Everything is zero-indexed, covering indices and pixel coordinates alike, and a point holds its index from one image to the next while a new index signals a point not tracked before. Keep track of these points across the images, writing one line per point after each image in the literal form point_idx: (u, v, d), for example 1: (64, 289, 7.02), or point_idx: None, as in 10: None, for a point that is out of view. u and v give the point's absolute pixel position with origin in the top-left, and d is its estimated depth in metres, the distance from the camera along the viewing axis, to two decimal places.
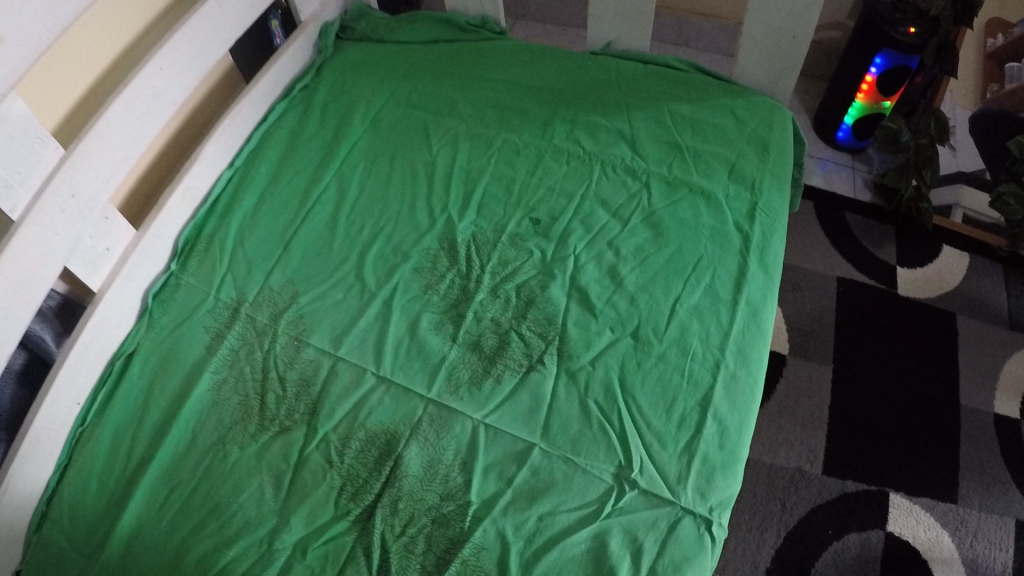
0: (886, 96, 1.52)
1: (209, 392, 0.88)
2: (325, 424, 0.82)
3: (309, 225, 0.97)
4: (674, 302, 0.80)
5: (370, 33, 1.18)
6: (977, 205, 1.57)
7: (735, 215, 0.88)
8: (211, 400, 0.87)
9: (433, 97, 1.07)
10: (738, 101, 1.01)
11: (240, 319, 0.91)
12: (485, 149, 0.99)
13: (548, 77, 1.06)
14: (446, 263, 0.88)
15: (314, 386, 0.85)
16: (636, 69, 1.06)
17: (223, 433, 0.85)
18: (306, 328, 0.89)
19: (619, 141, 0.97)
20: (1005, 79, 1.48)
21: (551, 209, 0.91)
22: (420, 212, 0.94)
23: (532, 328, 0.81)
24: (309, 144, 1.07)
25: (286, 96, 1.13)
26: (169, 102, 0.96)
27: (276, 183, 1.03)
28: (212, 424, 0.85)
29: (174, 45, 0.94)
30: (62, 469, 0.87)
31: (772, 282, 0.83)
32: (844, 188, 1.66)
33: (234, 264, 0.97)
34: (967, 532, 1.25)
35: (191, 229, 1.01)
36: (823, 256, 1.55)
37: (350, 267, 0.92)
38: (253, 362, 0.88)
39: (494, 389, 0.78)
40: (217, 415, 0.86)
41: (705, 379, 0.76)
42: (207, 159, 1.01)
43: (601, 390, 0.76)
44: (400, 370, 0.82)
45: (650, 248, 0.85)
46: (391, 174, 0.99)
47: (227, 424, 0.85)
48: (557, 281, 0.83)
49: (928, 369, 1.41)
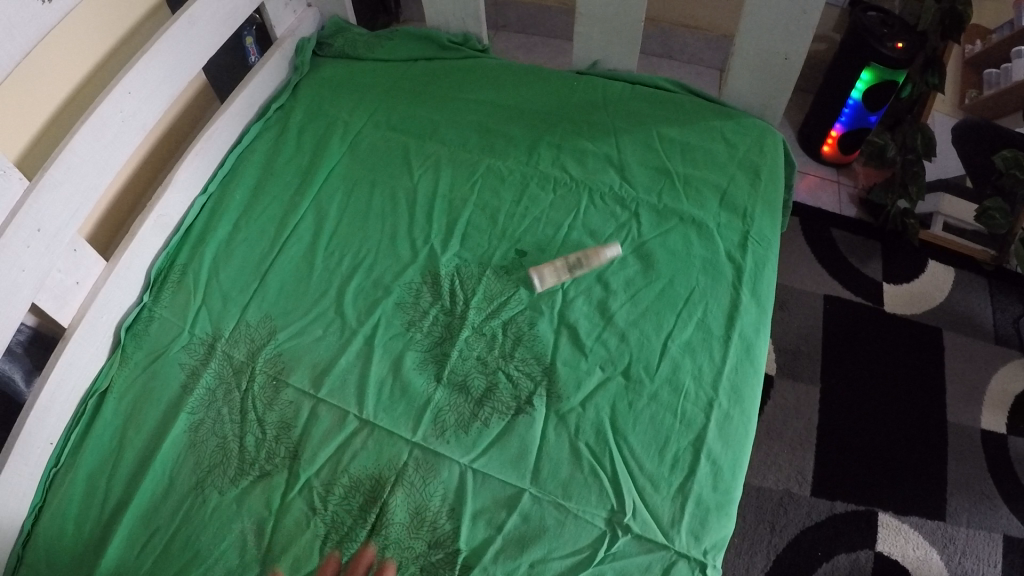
0: (871, 112, 1.52)
1: (185, 434, 0.84)
2: (307, 469, 0.79)
3: (286, 256, 0.94)
4: (665, 339, 0.78)
5: (348, 50, 1.15)
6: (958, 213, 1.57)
7: (727, 245, 0.87)
8: (187, 443, 0.83)
9: (415, 119, 1.04)
10: (727, 123, 0.99)
11: (216, 356, 0.88)
12: (468, 175, 0.96)
13: (533, 99, 1.04)
14: (429, 298, 0.85)
15: (294, 429, 0.82)
16: (622, 90, 1.04)
17: (201, 477, 0.81)
18: (285, 367, 0.85)
19: (606, 167, 0.95)
20: (983, 86, 1.49)
21: (538, 240, 0.88)
22: (400, 244, 0.90)
23: (519, 368, 0.78)
24: (285, 170, 1.03)
25: (261, 118, 1.09)
26: (139, 127, 0.92)
27: (252, 211, 1.00)
28: (189, 468, 0.82)
29: (144, 67, 0.90)
30: (35, 513, 0.83)
31: (765, 314, 0.82)
32: (828, 202, 1.67)
33: (209, 297, 0.93)
34: (955, 549, 1.25)
35: (164, 258, 0.97)
36: (809, 273, 1.56)
37: (329, 301, 0.89)
38: (231, 403, 0.85)
39: (481, 433, 0.75)
40: (195, 458, 0.82)
41: (698, 418, 0.74)
42: (179, 185, 0.98)
43: (592, 433, 0.73)
44: (384, 413, 0.79)
45: (640, 281, 0.83)
46: (371, 203, 0.96)
47: (205, 468, 0.81)
48: (545, 317, 0.81)
49: (914, 386, 1.42)
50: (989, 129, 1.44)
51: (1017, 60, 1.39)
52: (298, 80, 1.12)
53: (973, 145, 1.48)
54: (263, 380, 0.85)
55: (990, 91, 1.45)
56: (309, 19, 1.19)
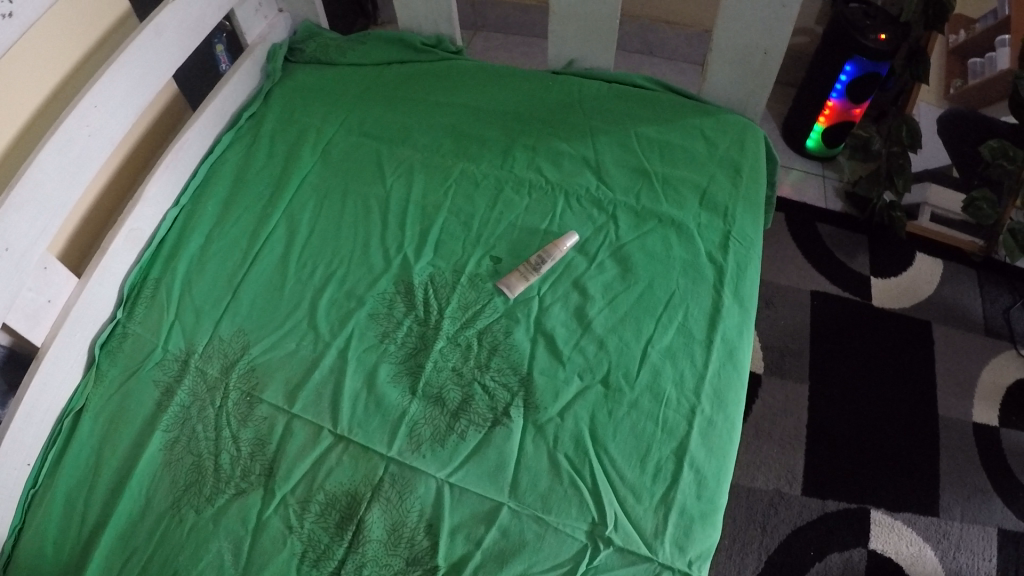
0: (855, 106, 1.52)
1: (160, 453, 0.81)
2: (282, 487, 0.76)
3: (259, 267, 0.91)
4: (646, 344, 0.76)
5: (318, 55, 1.12)
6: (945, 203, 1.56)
7: (708, 246, 0.85)
8: (162, 462, 0.81)
9: (388, 124, 1.02)
10: (706, 120, 0.98)
11: (190, 373, 0.85)
12: (442, 180, 0.94)
13: (508, 101, 1.02)
14: (402, 308, 0.82)
15: (269, 446, 0.79)
16: (599, 89, 1.02)
17: (177, 497, 0.78)
18: (259, 382, 0.83)
19: (583, 169, 0.93)
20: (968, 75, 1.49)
21: (514, 245, 0.86)
22: (374, 253, 0.88)
23: (496, 378, 0.75)
24: (257, 179, 1.01)
25: (233, 127, 1.07)
26: (107, 140, 0.89)
27: (224, 223, 0.97)
28: (165, 488, 0.79)
29: (110, 79, 0.87)
30: (16, 535, 0.81)
31: (747, 316, 0.80)
32: (814, 196, 1.66)
33: (182, 311, 0.90)
34: (949, 544, 1.24)
35: (137, 273, 0.95)
36: (796, 269, 1.55)
37: (302, 314, 0.86)
38: (205, 420, 0.82)
39: (457, 446, 0.73)
40: (170, 478, 0.80)
41: (680, 426, 0.71)
42: (150, 198, 0.95)
43: (572, 443, 0.71)
44: (358, 428, 0.77)
45: (619, 286, 0.81)
46: (344, 211, 0.94)
47: (181, 486, 0.79)
48: (521, 325, 0.78)
49: (904, 381, 1.41)
50: (979, 121, 1.43)
51: (1000, 49, 1.37)
52: (270, 87, 1.10)
53: (960, 137, 1.48)
54: (237, 396, 0.82)
55: (976, 80, 1.45)
56: (281, 25, 1.17)
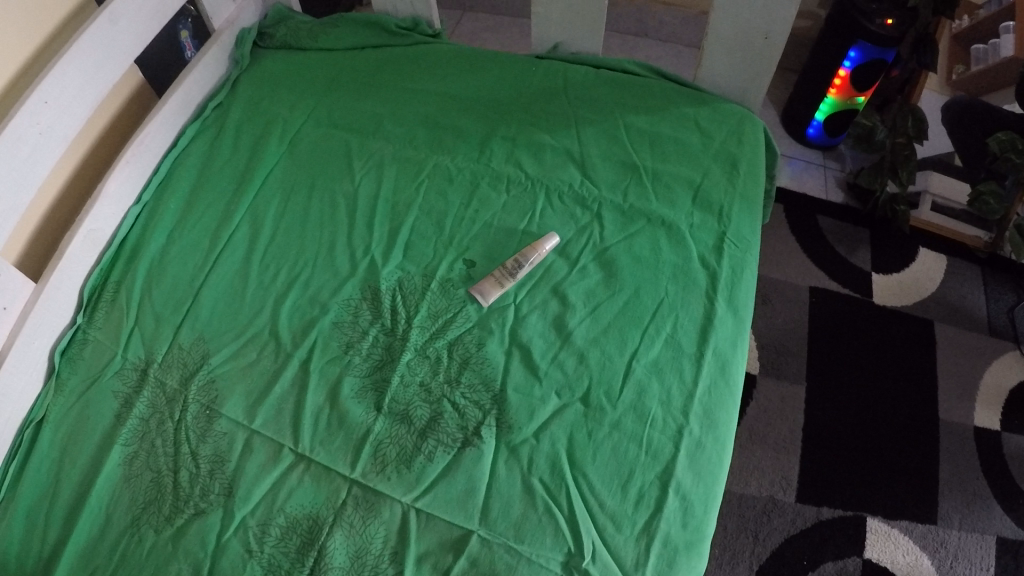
0: (860, 91, 1.44)
1: (119, 468, 0.75)
2: (241, 508, 0.70)
3: (222, 267, 0.84)
4: (630, 358, 0.70)
5: (291, 40, 1.04)
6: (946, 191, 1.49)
7: (701, 249, 0.79)
8: (121, 478, 0.74)
9: (359, 114, 0.94)
10: (702, 110, 0.91)
11: (149, 384, 0.78)
12: (413, 175, 0.87)
13: (488, 88, 0.95)
14: (368, 316, 0.76)
15: (228, 464, 0.72)
16: (586, 76, 0.95)
17: (137, 515, 0.72)
18: (218, 395, 0.76)
19: (567, 163, 0.86)
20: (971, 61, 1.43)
21: (489, 246, 0.80)
22: (339, 255, 0.81)
23: (466, 395, 0.69)
24: (221, 174, 0.93)
25: (197, 118, 0.99)
26: (61, 138, 0.82)
27: (186, 220, 0.90)
28: (124, 506, 0.73)
29: (61, 72, 0.79)
30: None
31: (741, 326, 0.74)
32: (814, 187, 1.59)
33: (142, 317, 0.83)
34: (947, 553, 1.20)
35: (98, 275, 0.87)
36: (796, 266, 1.49)
37: (264, 321, 0.79)
38: (164, 434, 0.75)
39: (425, 468, 0.67)
40: (130, 495, 0.73)
41: (666, 449, 0.66)
42: (110, 196, 0.87)
43: (547, 467, 0.65)
44: (320, 447, 0.70)
45: (602, 293, 0.75)
46: (309, 208, 0.87)
47: (141, 504, 0.73)
48: (494, 336, 0.72)
49: (905, 384, 1.36)
50: (983, 111, 1.33)
51: (1005, 36, 1.31)
52: (237, 75, 1.02)
53: (965, 128, 1.38)
54: (196, 409, 0.75)
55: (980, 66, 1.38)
56: (250, 8, 1.07)
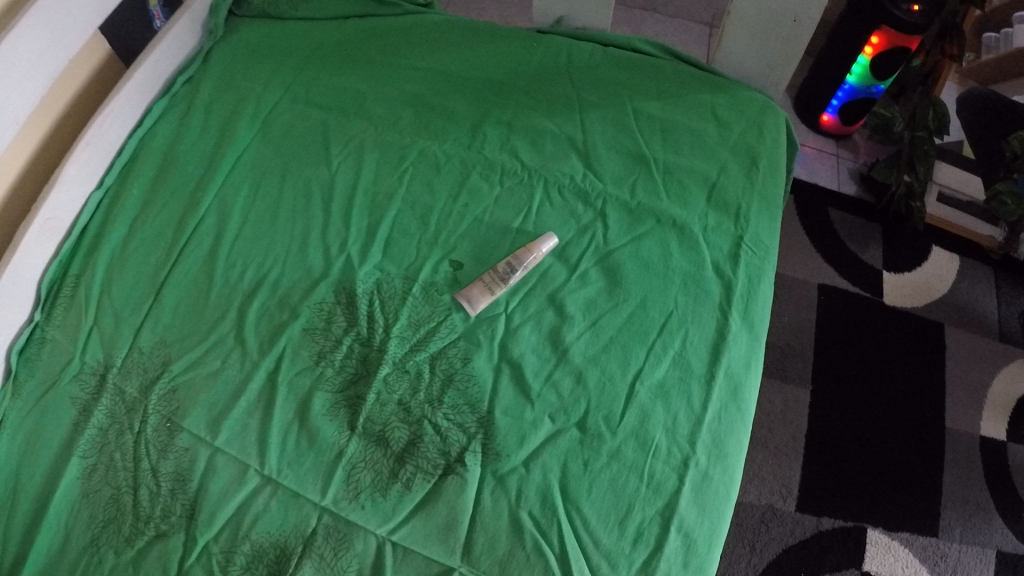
0: (880, 80, 1.34)
1: (78, 482, 0.67)
2: (205, 533, 0.63)
3: (187, 261, 0.75)
4: (633, 380, 0.63)
5: (268, 8, 0.92)
6: (953, 181, 1.43)
7: (715, 254, 0.71)
8: (79, 493, 0.67)
9: (339, 91, 0.85)
10: (719, 96, 0.82)
11: (107, 391, 0.70)
12: (397, 162, 0.78)
13: (484, 65, 0.85)
14: (342, 323, 0.68)
15: (191, 483, 0.65)
16: (592, 55, 0.85)
17: (96, 534, 0.65)
18: (181, 406, 0.68)
19: (569, 152, 0.78)
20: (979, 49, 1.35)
21: (478, 246, 0.72)
22: (313, 252, 0.73)
23: (449, 416, 0.62)
24: (188, 156, 0.83)
25: (166, 94, 0.88)
26: (10, 121, 0.71)
27: (150, 207, 0.80)
28: (83, 524, 0.66)
29: (10, 46, 0.69)
30: None
31: (756, 344, 0.67)
32: (827, 178, 1.51)
33: (102, 316, 0.73)
34: (946, 567, 1.16)
35: (56, 267, 0.77)
36: (807, 264, 1.41)
37: (229, 325, 0.71)
38: (124, 447, 0.68)
39: (402, 497, 0.60)
40: (89, 512, 0.66)
41: (669, 482, 0.59)
42: (68, 182, 0.77)
43: (537, 500, 0.59)
44: (289, 469, 0.63)
45: (604, 303, 0.67)
46: (282, 197, 0.78)
47: (100, 523, 0.66)
48: (482, 351, 0.65)
49: (914, 392, 1.30)
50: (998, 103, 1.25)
51: (1017, 25, 1.25)
52: (210, 46, 0.91)
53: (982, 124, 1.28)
54: (157, 421, 0.68)
55: (989, 55, 1.31)
56: None
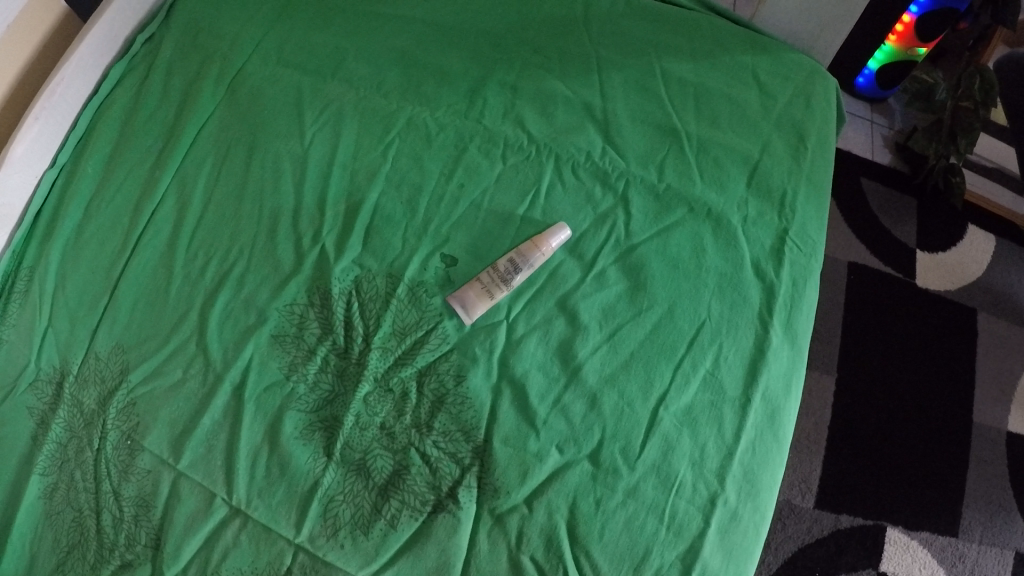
0: (923, 41, 1.19)
1: (39, 503, 0.59)
2: (171, 567, 0.55)
3: (146, 250, 0.65)
4: (655, 405, 0.54)
5: None
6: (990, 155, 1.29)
7: (756, 252, 0.60)
8: (40, 516, 0.59)
9: (315, 46, 0.72)
10: (761, 58, 0.69)
11: (64, 402, 0.61)
12: (382, 133, 0.66)
13: (485, 16, 0.72)
14: (317, 330, 0.59)
15: (154, 511, 0.57)
16: (613, 6, 0.72)
17: (60, 560, 0.58)
18: (141, 422, 0.59)
19: (584, 124, 0.66)
20: None
21: (475, 238, 0.61)
22: (283, 241, 0.63)
23: (438, 444, 0.54)
24: (146, 127, 0.71)
25: (125, 56, 0.75)
26: None
27: (106, 187, 0.69)
28: (46, 549, 0.59)
29: None
30: None
31: (799, 359, 0.57)
32: (860, 145, 1.36)
33: (56, 315, 0.64)
34: (964, 568, 1.09)
35: (10, 258, 0.68)
36: (838, 243, 1.29)
37: (191, 328, 0.61)
38: (83, 466, 0.59)
39: (387, 536, 0.53)
40: (51, 536, 0.59)
41: (693, 525, 0.51)
42: (14, 161, 0.67)
43: (541, 543, 0.51)
44: (259, 500, 0.55)
45: (623, 310, 0.57)
46: (249, 174, 0.66)
47: (63, 548, 0.58)
48: (478, 368, 0.55)
49: (943, 384, 1.21)
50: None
51: None
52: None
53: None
54: (117, 439, 0.59)
55: None
56: None
